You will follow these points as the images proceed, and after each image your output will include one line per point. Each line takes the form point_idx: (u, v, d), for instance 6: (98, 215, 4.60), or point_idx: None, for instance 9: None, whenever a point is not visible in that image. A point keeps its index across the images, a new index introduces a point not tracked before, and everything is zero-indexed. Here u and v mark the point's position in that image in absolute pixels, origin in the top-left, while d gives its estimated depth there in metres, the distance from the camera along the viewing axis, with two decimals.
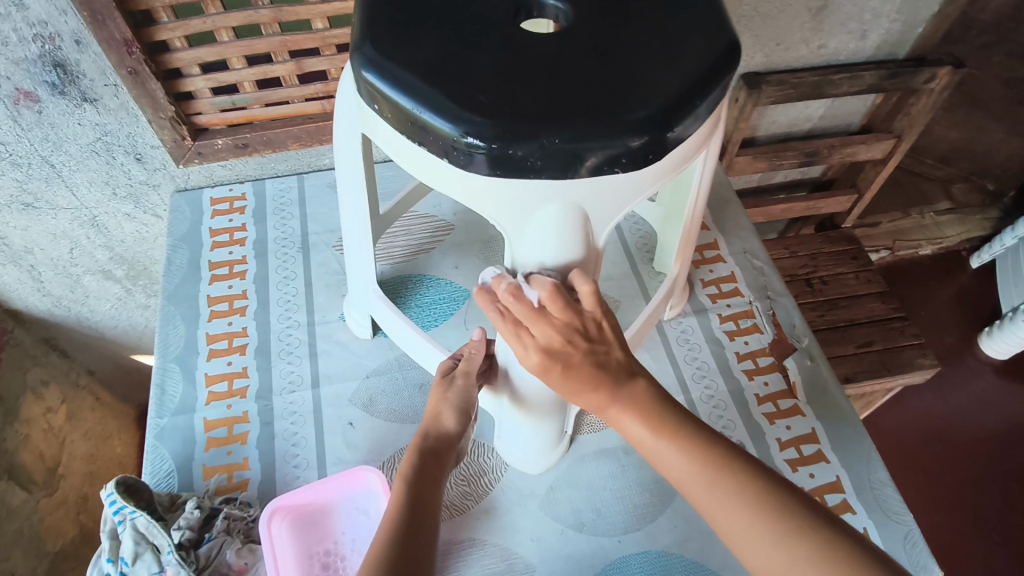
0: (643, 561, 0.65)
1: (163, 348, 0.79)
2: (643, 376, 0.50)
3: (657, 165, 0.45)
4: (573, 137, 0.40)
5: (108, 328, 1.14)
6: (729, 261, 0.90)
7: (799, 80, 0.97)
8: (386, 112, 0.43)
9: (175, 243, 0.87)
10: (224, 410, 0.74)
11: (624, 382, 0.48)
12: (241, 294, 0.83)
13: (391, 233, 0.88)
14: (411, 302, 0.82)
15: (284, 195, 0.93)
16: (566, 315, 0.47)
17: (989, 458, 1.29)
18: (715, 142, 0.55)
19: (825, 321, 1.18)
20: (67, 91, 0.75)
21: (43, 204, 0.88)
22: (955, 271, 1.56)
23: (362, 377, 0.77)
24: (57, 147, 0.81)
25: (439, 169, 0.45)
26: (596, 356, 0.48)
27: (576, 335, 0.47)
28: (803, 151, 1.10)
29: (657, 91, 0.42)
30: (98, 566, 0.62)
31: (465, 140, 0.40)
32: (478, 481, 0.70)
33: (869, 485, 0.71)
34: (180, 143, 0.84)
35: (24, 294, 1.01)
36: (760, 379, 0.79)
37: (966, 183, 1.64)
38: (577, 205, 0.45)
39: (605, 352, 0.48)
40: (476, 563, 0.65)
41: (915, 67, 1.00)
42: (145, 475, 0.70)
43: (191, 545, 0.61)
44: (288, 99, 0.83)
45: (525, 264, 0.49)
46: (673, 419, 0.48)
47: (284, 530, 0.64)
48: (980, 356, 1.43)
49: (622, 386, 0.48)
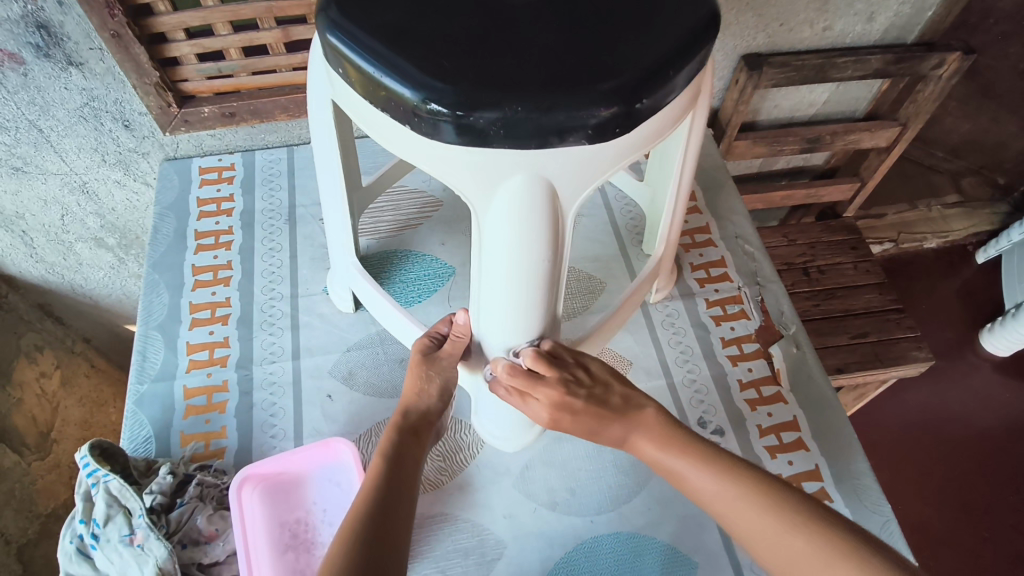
0: (615, 542, 0.65)
1: (145, 316, 0.79)
2: (651, 403, 0.55)
3: (628, 138, 0.43)
4: (536, 106, 0.38)
5: (102, 297, 1.14)
6: (720, 245, 0.88)
7: (801, 62, 0.95)
8: (352, 77, 0.42)
9: (162, 212, 0.87)
10: (204, 378, 0.74)
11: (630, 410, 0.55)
12: (225, 265, 0.83)
13: (378, 208, 0.88)
14: (395, 278, 0.81)
15: (273, 166, 0.92)
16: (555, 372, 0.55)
17: (983, 454, 1.28)
18: (702, 103, 0.54)
19: (820, 310, 1.16)
20: (52, 54, 0.74)
21: (32, 168, 0.88)
22: (961, 264, 1.53)
23: (343, 350, 0.76)
24: (44, 111, 0.80)
25: (404, 137, 0.44)
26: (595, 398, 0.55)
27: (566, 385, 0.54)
28: (805, 137, 1.08)
29: (627, 60, 0.40)
30: (71, 527, 0.63)
31: (427, 106, 0.39)
32: (454, 458, 0.70)
33: (847, 475, 0.70)
34: (166, 110, 0.83)
35: (17, 260, 1.02)
36: (744, 365, 0.78)
37: (977, 177, 1.59)
38: (543, 176, 0.44)
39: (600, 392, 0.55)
40: (448, 538, 0.65)
41: (923, 52, 0.97)
42: (124, 440, 0.70)
43: (163, 509, 0.62)
44: (276, 68, 0.82)
45: (487, 221, 0.47)
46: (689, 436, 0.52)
47: (255, 499, 0.65)
48: (980, 352, 1.41)
49: (630, 416, 0.54)
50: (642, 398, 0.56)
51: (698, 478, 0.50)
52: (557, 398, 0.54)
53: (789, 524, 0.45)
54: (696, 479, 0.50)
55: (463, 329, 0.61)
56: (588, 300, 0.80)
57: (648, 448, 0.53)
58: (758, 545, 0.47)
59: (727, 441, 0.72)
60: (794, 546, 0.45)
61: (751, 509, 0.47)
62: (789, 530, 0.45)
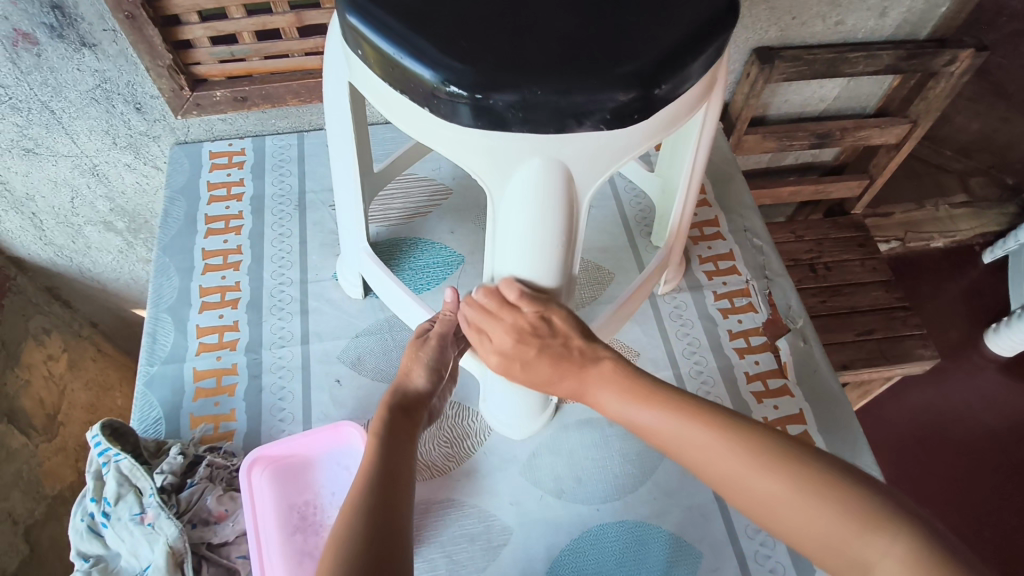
0: (620, 530, 0.66)
1: (156, 299, 0.79)
2: (609, 357, 0.52)
3: (645, 123, 0.44)
4: (555, 90, 0.39)
5: (110, 280, 1.15)
6: (728, 239, 0.88)
7: (813, 57, 0.94)
8: (371, 58, 0.42)
9: (173, 195, 0.88)
10: (214, 361, 0.74)
11: (588, 365, 0.52)
12: (235, 249, 0.83)
13: (388, 195, 0.88)
14: (405, 265, 0.81)
15: (284, 152, 0.93)
16: (510, 317, 0.52)
17: (986, 454, 1.28)
18: (717, 94, 0.54)
19: (826, 306, 1.16)
20: (65, 35, 0.75)
21: (43, 150, 0.88)
22: (967, 264, 1.53)
23: (352, 336, 0.77)
24: (56, 92, 0.80)
25: (421, 120, 0.44)
26: (551, 350, 0.52)
27: (522, 332, 0.52)
28: (815, 133, 1.08)
29: (646, 45, 0.40)
30: (82, 506, 0.63)
31: (446, 88, 0.39)
32: (461, 444, 0.71)
33: (853, 468, 0.70)
34: (178, 93, 0.83)
35: (27, 242, 1.02)
36: (751, 358, 0.78)
37: (985, 177, 1.58)
38: (560, 161, 0.44)
39: (562, 345, 0.52)
40: (455, 523, 0.66)
41: (935, 48, 0.97)
42: (134, 421, 0.71)
43: (173, 489, 0.62)
44: (289, 52, 0.82)
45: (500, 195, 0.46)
46: (658, 387, 0.50)
47: (265, 481, 0.65)
48: (985, 352, 1.41)
49: (587, 370, 0.52)
50: (602, 350, 0.53)
51: (667, 427, 0.47)
52: (512, 343, 0.52)
53: (755, 460, 0.43)
54: (663, 427, 0.48)
55: (451, 307, 0.63)
56: (596, 291, 0.80)
57: (607, 398, 0.51)
58: (732, 491, 0.44)
59: None
60: (772, 485, 0.43)
61: (720, 449, 0.45)
62: (760, 469, 0.43)
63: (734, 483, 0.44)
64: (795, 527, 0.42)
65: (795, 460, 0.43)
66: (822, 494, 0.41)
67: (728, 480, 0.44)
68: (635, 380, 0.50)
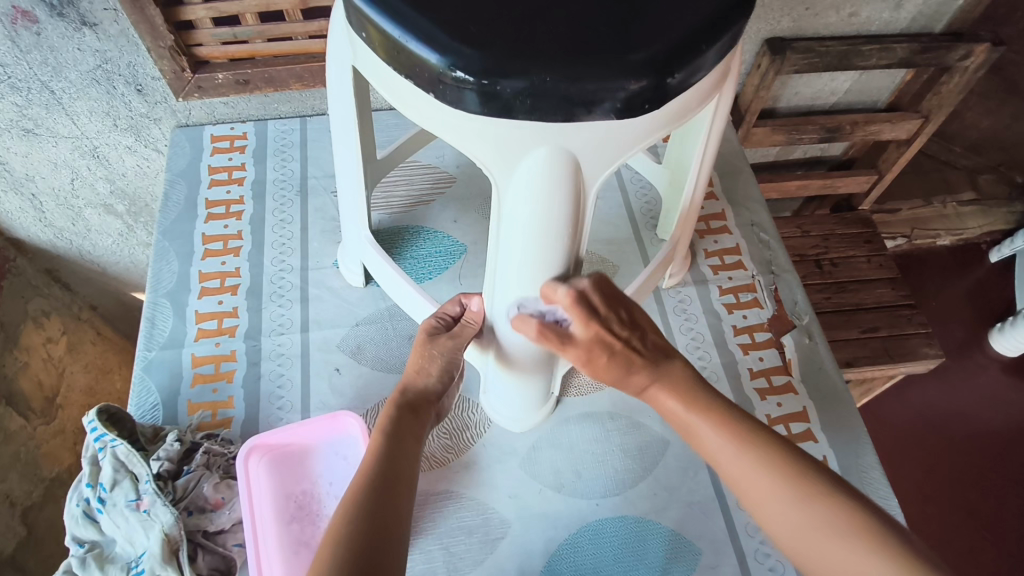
0: (620, 526, 0.65)
1: (155, 284, 0.78)
2: (679, 357, 0.57)
3: (656, 114, 0.42)
4: (566, 77, 0.38)
5: (110, 263, 1.14)
6: (734, 233, 0.87)
7: (826, 49, 0.93)
8: (375, 42, 0.41)
9: (173, 178, 0.87)
10: (213, 347, 0.73)
11: (661, 362, 0.55)
12: (236, 235, 0.82)
13: (390, 182, 0.86)
14: (407, 254, 0.81)
15: (285, 137, 0.91)
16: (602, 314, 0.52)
17: (987, 454, 1.27)
18: (729, 85, 0.53)
19: (832, 303, 1.15)
20: (65, 13, 0.73)
21: (43, 131, 0.86)
22: (973, 263, 1.51)
23: (352, 325, 0.76)
24: (56, 73, 0.79)
25: (426, 106, 0.43)
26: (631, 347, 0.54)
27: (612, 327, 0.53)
28: (824, 126, 1.06)
29: (660, 32, 0.39)
30: (78, 491, 0.63)
31: (453, 73, 0.38)
32: (461, 436, 0.70)
33: (856, 468, 0.69)
34: (180, 75, 0.82)
35: (26, 224, 1.01)
36: (755, 355, 0.77)
37: (994, 175, 1.56)
38: (568, 152, 0.43)
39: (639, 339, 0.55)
40: (453, 515, 0.65)
41: (951, 42, 0.95)
42: (131, 406, 0.70)
43: (169, 476, 0.62)
44: (292, 35, 0.81)
45: (504, 191, 0.46)
46: (710, 399, 0.53)
47: (263, 469, 0.65)
48: (989, 352, 1.40)
49: (660, 367, 0.55)
50: (672, 350, 0.57)
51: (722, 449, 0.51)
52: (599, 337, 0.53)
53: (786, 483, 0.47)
54: (708, 436, 0.52)
55: (476, 316, 0.62)
56: None
57: (672, 406, 0.54)
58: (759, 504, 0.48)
59: None
60: (800, 511, 0.46)
61: (757, 470, 0.48)
62: (794, 497, 0.46)
63: (770, 506, 0.47)
64: (822, 559, 0.44)
65: (821, 489, 0.46)
66: (857, 534, 0.43)
67: (755, 494, 0.48)
68: (696, 390, 0.54)
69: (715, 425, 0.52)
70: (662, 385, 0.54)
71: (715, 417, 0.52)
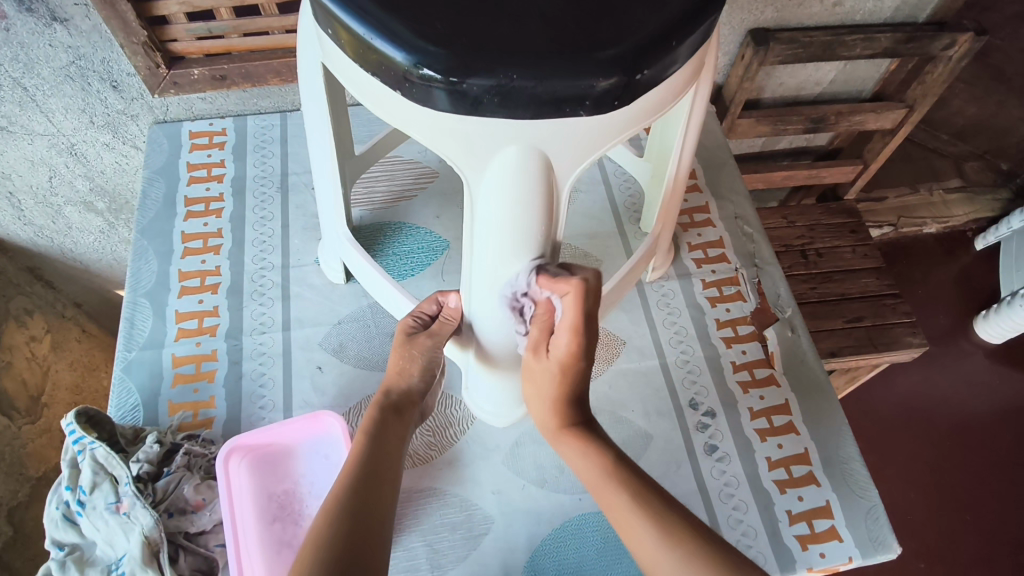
0: (600, 521, 0.65)
1: (134, 283, 0.77)
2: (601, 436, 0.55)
3: (627, 111, 0.42)
4: (533, 75, 0.37)
5: (92, 261, 1.13)
6: (718, 226, 0.87)
7: (809, 39, 0.92)
8: (343, 39, 0.41)
9: (151, 176, 0.86)
10: (193, 347, 0.73)
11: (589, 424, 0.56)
12: (216, 233, 0.81)
13: (371, 177, 0.86)
14: (389, 251, 0.80)
15: (265, 132, 0.90)
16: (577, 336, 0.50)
17: (970, 441, 1.29)
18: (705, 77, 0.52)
19: (817, 293, 1.15)
20: (34, 8, 0.71)
21: (17, 128, 0.85)
22: (959, 250, 1.52)
23: (334, 322, 0.75)
24: (28, 69, 0.77)
25: (395, 105, 0.42)
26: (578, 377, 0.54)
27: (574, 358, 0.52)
28: (809, 117, 1.06)
29: (630, 28, 0.39)
30: (57, 494, 0.63)
31: (420, 72, 0.38)
32: (444, 433, 0.70)
33: (837, 460, 0.70)
34: (155, 71, 0.81)
35: (5, 223, 1.00)
36: (738, 348, 0.77)
37: (980, 162, 1.56)
38: (539, 150, 0.42)
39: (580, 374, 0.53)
40: (436, 512, 0.65)
41: (934, 32, 0.95)
42: (111, 408, 0.70)
43: (149, 478, 0.61)
44: (268, 30, 0.80)
45: (478, 191, 0.45)
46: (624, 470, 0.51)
47: (243, 469, 0.64)
48: (974, 339, 1.41)
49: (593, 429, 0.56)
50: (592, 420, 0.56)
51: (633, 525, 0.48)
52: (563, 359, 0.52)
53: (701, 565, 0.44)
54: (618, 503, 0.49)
55: (454, 312, 0.62)
56: None
57: (591, 465, 0.52)
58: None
59: (718, 423, 0.72)
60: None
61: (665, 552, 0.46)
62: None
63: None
64: None
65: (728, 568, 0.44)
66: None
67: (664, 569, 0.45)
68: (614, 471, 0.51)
69: (631, 497, 0.49)
70: (582, 440, 0.54)
71: (630, 487, 0.50)
